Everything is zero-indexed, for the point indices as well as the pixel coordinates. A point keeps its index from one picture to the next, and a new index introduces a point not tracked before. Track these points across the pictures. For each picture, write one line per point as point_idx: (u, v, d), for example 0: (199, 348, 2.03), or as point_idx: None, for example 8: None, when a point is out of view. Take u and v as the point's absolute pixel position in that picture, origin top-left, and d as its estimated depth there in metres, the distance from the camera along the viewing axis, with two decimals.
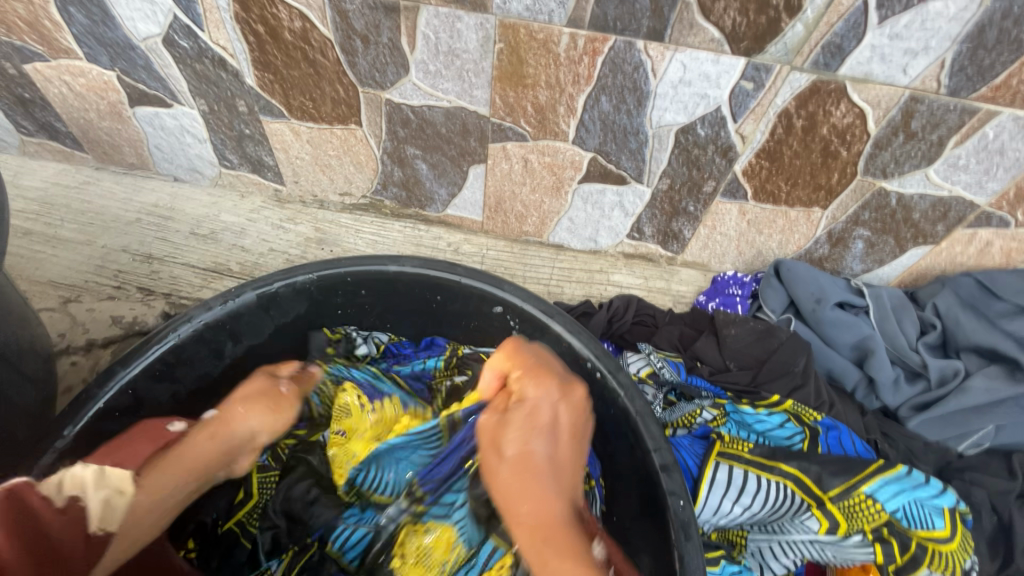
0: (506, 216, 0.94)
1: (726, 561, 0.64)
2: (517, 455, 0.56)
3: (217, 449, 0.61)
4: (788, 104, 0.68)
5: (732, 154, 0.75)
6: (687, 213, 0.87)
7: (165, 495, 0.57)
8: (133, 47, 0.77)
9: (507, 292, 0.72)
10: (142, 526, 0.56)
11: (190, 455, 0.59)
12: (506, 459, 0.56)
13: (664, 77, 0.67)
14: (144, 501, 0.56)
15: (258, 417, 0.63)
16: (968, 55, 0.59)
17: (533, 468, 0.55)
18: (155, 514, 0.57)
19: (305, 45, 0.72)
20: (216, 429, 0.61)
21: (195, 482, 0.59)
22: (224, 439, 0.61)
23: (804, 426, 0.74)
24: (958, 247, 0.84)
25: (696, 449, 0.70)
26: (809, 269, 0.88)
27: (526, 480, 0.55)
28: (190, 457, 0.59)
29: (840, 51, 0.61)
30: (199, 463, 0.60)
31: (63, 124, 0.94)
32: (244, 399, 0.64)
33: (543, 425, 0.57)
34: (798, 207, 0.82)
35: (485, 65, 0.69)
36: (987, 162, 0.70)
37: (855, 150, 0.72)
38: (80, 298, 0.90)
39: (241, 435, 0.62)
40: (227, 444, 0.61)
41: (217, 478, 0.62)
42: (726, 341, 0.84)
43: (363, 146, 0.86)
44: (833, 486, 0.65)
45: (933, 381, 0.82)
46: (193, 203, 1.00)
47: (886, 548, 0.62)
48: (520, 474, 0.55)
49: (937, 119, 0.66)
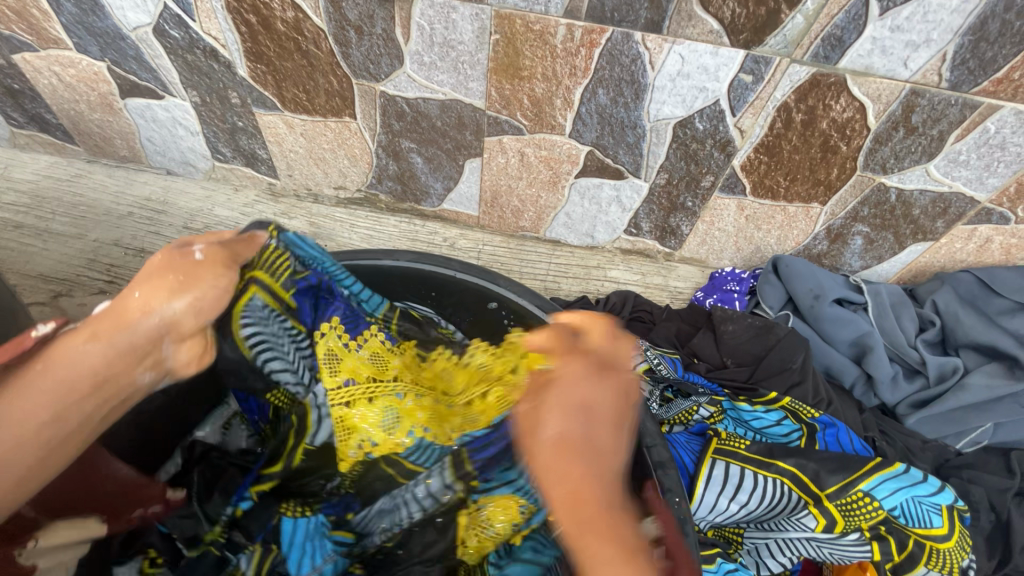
0: (503, 211, 0.94)
1: (722, 558, 0.64)
2: (556, 436, 0.46)
3: (120, 345, 0.46)
4: (788, 97, 0.67)
5: (730, 148, 0.75)
6: (685, 208, 0.86)
7: (40, 419, 0.43)
8: (123, 37, 0.75)
9: (502, 288, 0.72)
10: (22, 451, 0.43)
11: (86, 349, 0.46)
12: (545, 440, 0.46)
13: (661, 70, 0.66)
14: (17, 420, 0.43)
15: (171, 298, 0.48)
16: (970, 48, 0.59)
17: (577, 452, 0.45)
18: (47, 438, 0.44)
19: (298, 36, 0.71)
20: (108, 324, 0.46)
21: (95, 392, 0.46)
22: (125, 338, 0.47)
23: (802, 424, 0.73)
24: (958, 243, 0.83)
25: (692, 446, 0.70)
26: (807, 265, 0.88)
27: (568, 466, 0.45)
28: (83, 360, 0.45)
29: (841, 43, 0.60)
30: (80, 366, 0.45)
31: (53, 116, 0.93)
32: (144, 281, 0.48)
33: (595, 405, 0.47)
34: (796, 202, 0.81)
35: (480, 56, 0.68)
36: (988, 157, 0.70)
37: (855, 144, 0.71)
38: (72, 292, 0.90)
39: (142, 324, 0.47)
40: (124, 339, 0.46)
41: (145, 380, 0.48)
42: (723, 338, 0.83)
43: (357, 140, 0.85)
44: (831, 483, 0.63)
45: (932, 378, 0.81)
46: (187, 196, 0.99)
47: (883, 546, 0.62)
48: (561, 458, 0.45)
49: (938, 114, 0.66)
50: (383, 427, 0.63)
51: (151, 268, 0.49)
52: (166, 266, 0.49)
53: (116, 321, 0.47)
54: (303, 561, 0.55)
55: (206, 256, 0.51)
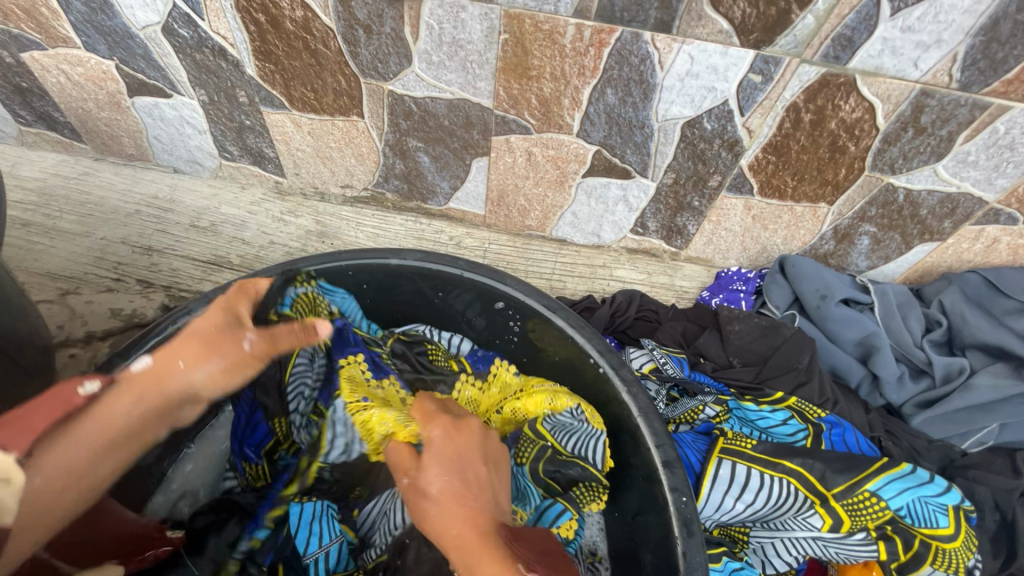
0: (509, 210, 0.94)
1: (728, 557, 0.65)
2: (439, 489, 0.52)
3: (157, 403, 0.54)
4: (797, 97, 0.67)
5: (738, 148, 0.75)
6: (691, 208, 0.86)
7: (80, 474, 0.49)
8: (132, 36, 0.76)
9: (510, 287, 0.71)
10: (59, 506, 0.48)
11: (129, 406, 0.53)
12: (430, 495, 0.51)
13: (670, 69, 0.66)
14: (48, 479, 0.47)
15: (211, 368, 0.56)
16: (980, 49, 0.58)
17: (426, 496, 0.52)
18: (85, 485, 0.50)
19: (306, 35, 0.71)
20: (149, 384, 0.54)
21: (130, 444, 0.53)
22: (162, 398, 0.54)
23: (808, 424, 0.73)
24: (965, 243, 0.83)
25: (698, 445, 0.70)
26: (814, 264, 0.88)
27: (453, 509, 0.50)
28: (128, 412, 0.52)
29: (851, 43, 0.60)
30: (126, 423, 0.52)
31: (61, 114, 0.93)
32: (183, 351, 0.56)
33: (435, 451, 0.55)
34: (804, 202, 0.81)
35: (489, 56, 0.68)
36: (997, 158, 0.70)
37: (864, 145, 0.71)
38: (79, 290, 0.90)
39: (180, 389, 0.55)
40: (159, 400, 0.54)
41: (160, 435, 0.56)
42: (730, 337, 0.83)
43: (364, 139, 0.86)
44: (837, 483, 0.63)
45: (938, 379, 0.81)
46: (194, 194, 0.99)
47: (889, 545, 0.63)
48: (446, 503, 0.50)
49: (948, 114, 0.65)
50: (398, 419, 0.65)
51: (188, 338, 0.56)
52: (211, 338, 0.57)
53: (156, 382, 0.54)
54: (311, 542, 0.61)
55: (253, 346, 0.59)
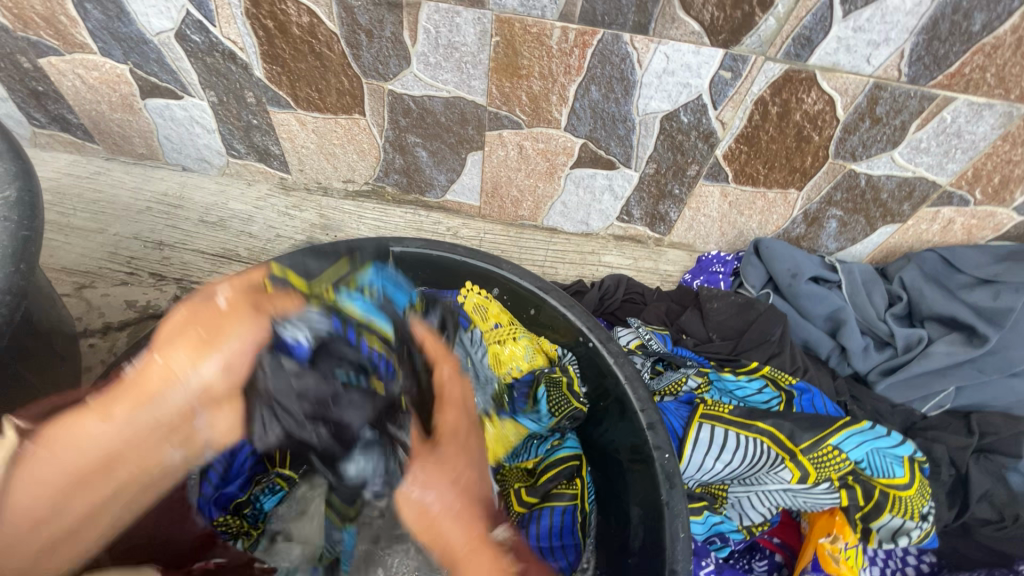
0: (503, 201, 1.00)
1: (708, 512, 0.74)
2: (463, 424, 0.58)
3: (75, 467, 0.49)
4: (764, 92, 0.73)
5: (713, 139, 0.81)
6: (672, 195, 0.92)
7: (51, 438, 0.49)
8: (147, 42, 0.81)
9: (505, 270, 0.80)
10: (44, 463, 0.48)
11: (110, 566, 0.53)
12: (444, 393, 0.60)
13: (648, 67, 0.72)
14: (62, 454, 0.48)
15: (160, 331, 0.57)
16: (924, 46, 0.65)
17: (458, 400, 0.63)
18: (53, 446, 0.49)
19: (312, 39, 0.76)
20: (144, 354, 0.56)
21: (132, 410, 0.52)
22: (108, 476, 0.50)
23: (781, 391, 0.80)
24: (923, 224, 0.90)
25: (682, 412, 0.77)
26: (786, 246, 0.94)
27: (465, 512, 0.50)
28: (85, 447, 0.49)
29: (810, 42, 0.66)
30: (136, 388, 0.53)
31: (75, 116, 0.97)
32: (164, 344, 0.55)
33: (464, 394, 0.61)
34: (775, 188, 0.88)
35: (482, 56, 0.74)
36: (946, 144, 0.76)
37: (826, 134, 0.78)
38: (94, 284, 0.95)
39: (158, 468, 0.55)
40: (152, 480, 0.55)
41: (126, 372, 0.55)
42: (710, 314, 0.90)
43: (366, 135, 0.91)
44: (804, 439, 0.70)
45: (900, 348, 0.88)
46: (202, 191, 1.04)
47: (851, 493, 0.70)
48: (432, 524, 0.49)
49: (900, 105, 0.72)
50: (526, 360, 0.82)
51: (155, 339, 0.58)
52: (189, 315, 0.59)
53: (152, 368, 0.54)
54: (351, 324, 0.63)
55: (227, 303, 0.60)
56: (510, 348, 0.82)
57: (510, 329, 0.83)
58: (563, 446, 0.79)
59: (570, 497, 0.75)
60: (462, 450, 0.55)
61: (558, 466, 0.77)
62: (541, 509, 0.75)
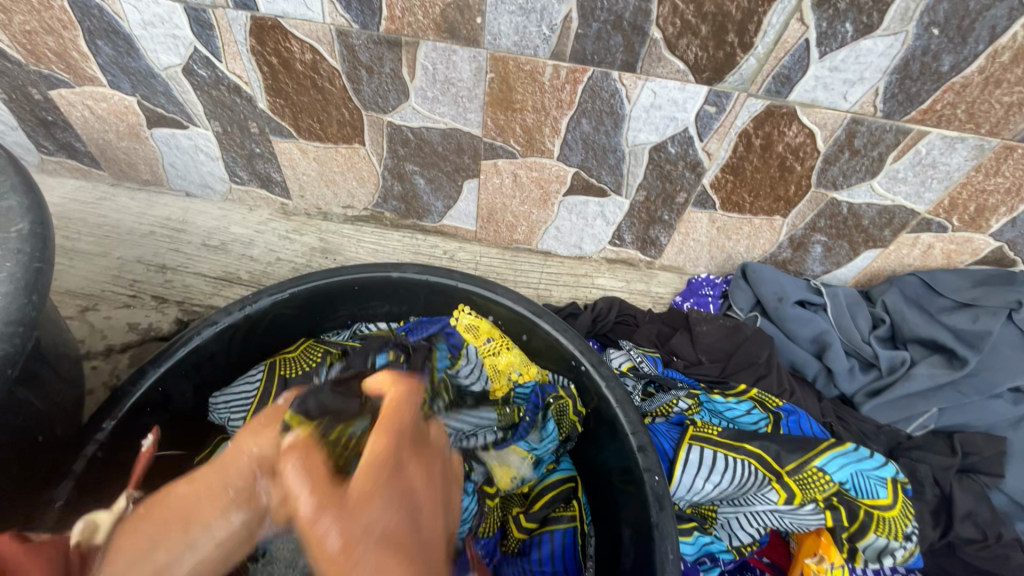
0: (498, 225, 1.02)
1: (698, 532, 0.75)
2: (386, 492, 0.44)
3: None
4: (747, 125, 0.77)
5: (700, 168, 0.84)
6: (662, 221, 0.95)
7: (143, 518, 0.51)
8: (155, 75, 0.84)
9: (499, 295, 0.82)
10: None
11: None
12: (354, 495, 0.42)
13: (637, 102, 0.75)
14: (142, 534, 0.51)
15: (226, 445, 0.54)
16: (897, 85, 0.69)
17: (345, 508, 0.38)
18: None
19: (314, 74, 0.79)
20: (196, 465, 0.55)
21: None
22: None
23: (768, 412, 0.82)
24: (904, 249, 0.93)
25: (672, 433, 0.79)
26: (773, 271, 0.97)
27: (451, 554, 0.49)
28: (183, 515, 0.37)
29: (789, 81, 0.70)
30: None
31: (82, 143, 1.00)
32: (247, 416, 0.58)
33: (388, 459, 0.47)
34: (761, 215, 0.91)
35: (478, 91, 0.78)
36: (923, 175, 0.80)
37: (808, 165, 0.81)
38: (98, 306, 0.97)
39: None
40: None
41: None
42: (699, 337, 0.92)
43: (365, 164, 0.94)
44: (789, 461, 0.73)
45: (884, 370, 0.91)
46: (205, 216, 1.07)
47: (836, 514, 0.71)
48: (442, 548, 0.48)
49: (876, 138, 0.76)
50: (523, 365, 0.85)
51: None
52: None
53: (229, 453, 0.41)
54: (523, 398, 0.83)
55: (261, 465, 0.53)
56: (501, 363, 0.84)
57: (502, 341, 0.85)
58: (558, 469, 0.81)
59: (569, 519, 0.77)
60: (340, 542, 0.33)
61: (558, 489, 0.79)
62: (541, 533, 0.76)
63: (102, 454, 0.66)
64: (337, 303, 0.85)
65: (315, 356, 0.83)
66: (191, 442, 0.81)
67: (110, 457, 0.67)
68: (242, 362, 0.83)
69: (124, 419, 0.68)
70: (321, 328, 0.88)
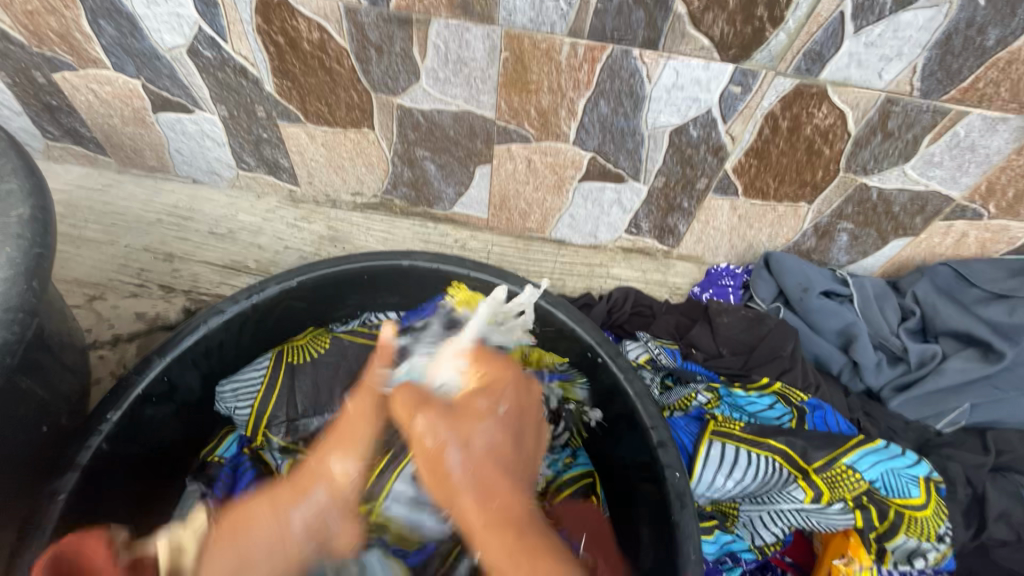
0: (510, 213, 0.99)
1: (720, 531, 0.73)
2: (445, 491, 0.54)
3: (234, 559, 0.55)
4: (774, 106, 0.73)
5: (723, 152, 0.81)
6: (681, 209, 0.92)
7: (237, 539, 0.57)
8: (159, 57, 0.82)
9: (513, 284, 0.79)
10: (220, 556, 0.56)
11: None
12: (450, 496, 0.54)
13: (658, 82, 0.72)
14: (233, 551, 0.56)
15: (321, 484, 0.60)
16: (937, 61, 0.65)
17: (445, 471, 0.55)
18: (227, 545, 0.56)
19: (322, 54, 0.77)
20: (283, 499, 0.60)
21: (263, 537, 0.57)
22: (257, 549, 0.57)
23: (792, 407, 0.80)
24: (936, 237, 0.89)
25: (691, 428, 0.76)
26: (797, 260, 0.94)
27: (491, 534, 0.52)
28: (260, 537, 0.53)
29: (821, 57, 0.66)
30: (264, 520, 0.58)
31: (87, 129, 0.98)
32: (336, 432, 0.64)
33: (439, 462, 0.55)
34: (786, 202, 0.87)
35: (491, 72, 0.75)
36: (960, 158, 0.76)
37: (838, 148, 0.77)
38: (105, 295, 0.95)
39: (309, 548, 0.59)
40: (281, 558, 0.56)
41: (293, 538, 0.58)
42: (719, 328, 0.89)
43: (375, 149, 0.91)
44: (817, 458, 0.70)
45: (913, 364, 0.87)
46: (212, 204, 1.05)
47: (865, 514, 0.68)
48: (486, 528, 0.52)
49: (912, 119, 0.72)
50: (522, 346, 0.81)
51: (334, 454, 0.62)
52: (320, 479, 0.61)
53: (305, 470, 0.59)
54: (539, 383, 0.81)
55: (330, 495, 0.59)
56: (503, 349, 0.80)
57: None
58: (575, 464, 0.78)
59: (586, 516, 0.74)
60: (467, 468, 0.53)
61: (574, 485, 0.76)
62: None
63: (106, 446, 0.64)
64: (346, 292, 0.83)
65: (321, 341, 0.82)
66: (199, 432, 0.80)
67: (115, 447, 0.66)
68: (249, 352, 0.81)
69: (129, 410, 0.67)
70: (329, 317, 0.86)
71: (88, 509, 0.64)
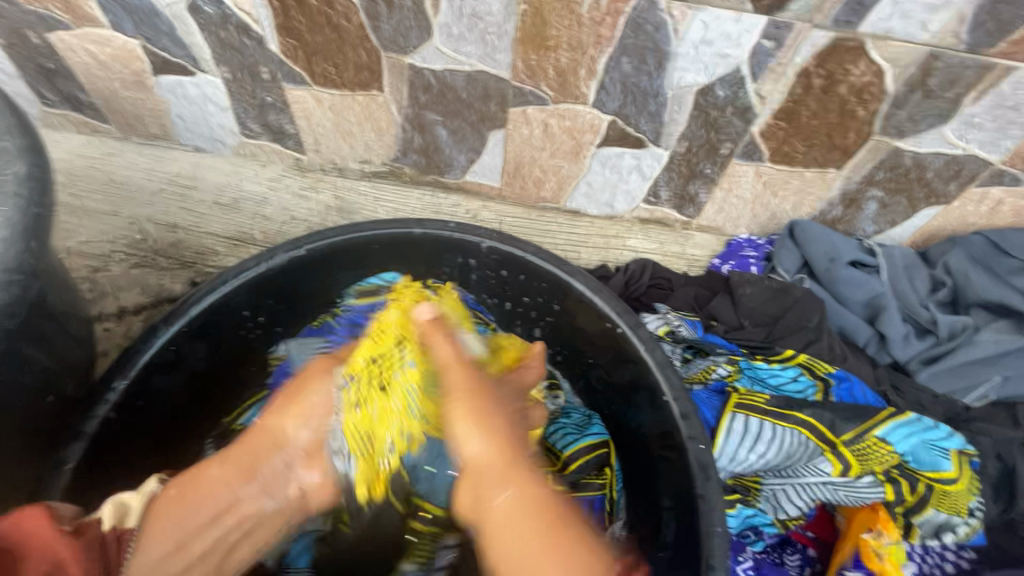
0: (524, 181, 0.96)
1: (742, 505, 0.73)
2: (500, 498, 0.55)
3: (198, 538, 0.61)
4: (808, 63, 0.68)
5: (750, 114, 0.77)
6: (703, 175, 0.88)
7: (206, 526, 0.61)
8: (158, 15, 0.78)
9: (531, 254, 0.76)
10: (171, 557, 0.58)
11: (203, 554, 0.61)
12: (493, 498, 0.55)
13: (685, 37, 0.68)
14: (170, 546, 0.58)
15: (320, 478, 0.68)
16: (988, 10, 0.60)
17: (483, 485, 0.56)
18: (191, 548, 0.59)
19: (328, 9, 0.73)
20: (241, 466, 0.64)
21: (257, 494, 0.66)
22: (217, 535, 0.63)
23: (817, 380, 0.77)
24: (970, 206, 0.85)
25: (713, 402, 0.74)
26: (823, 229, 0.90)
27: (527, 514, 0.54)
28: (206, 496, 0.61)
29: (861, 7, 0.62)
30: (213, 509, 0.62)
31: (85, 94, 0.95)
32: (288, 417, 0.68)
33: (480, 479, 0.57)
34: (813, 167, 0.84)
35: (508, 27, 0.70)
36: (1002, 119, 0.72)
37: (873, 109, 0.73)
38: (109, 267, 0.93)
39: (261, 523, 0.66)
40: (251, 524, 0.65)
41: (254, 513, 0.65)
42: (741, 300, 0.86)
43: (384, 113, 0.88)
44: (845, 431, 0.67)
45: (942, 336, 0.85)
46: (216, 172, 1.02)
47: (896, 487, 0.67)
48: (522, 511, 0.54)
49: (955, 76, 0.67)
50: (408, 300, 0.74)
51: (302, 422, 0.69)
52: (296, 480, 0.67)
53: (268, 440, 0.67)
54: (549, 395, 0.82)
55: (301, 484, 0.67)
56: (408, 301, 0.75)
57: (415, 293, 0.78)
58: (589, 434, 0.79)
59: (599, 486, 0.76)
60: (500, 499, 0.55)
61: (589, 455, 0.77)
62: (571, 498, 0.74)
63: (114, 415, 0.63)
64: (356, 261, 0.80)
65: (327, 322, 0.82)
66: (209, 404, 0.79)
67: (123, 416, 0.65)
68: (260, 323, 0.79)
69: (137, 377, 0.65)
70: (339, 288, 0.84)
71: (97, 479, 0.62)
